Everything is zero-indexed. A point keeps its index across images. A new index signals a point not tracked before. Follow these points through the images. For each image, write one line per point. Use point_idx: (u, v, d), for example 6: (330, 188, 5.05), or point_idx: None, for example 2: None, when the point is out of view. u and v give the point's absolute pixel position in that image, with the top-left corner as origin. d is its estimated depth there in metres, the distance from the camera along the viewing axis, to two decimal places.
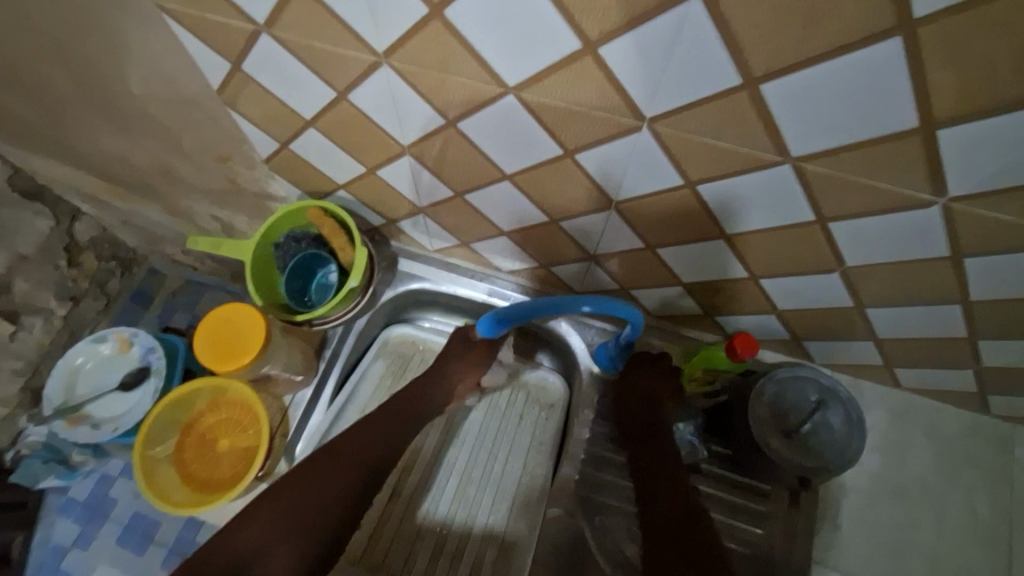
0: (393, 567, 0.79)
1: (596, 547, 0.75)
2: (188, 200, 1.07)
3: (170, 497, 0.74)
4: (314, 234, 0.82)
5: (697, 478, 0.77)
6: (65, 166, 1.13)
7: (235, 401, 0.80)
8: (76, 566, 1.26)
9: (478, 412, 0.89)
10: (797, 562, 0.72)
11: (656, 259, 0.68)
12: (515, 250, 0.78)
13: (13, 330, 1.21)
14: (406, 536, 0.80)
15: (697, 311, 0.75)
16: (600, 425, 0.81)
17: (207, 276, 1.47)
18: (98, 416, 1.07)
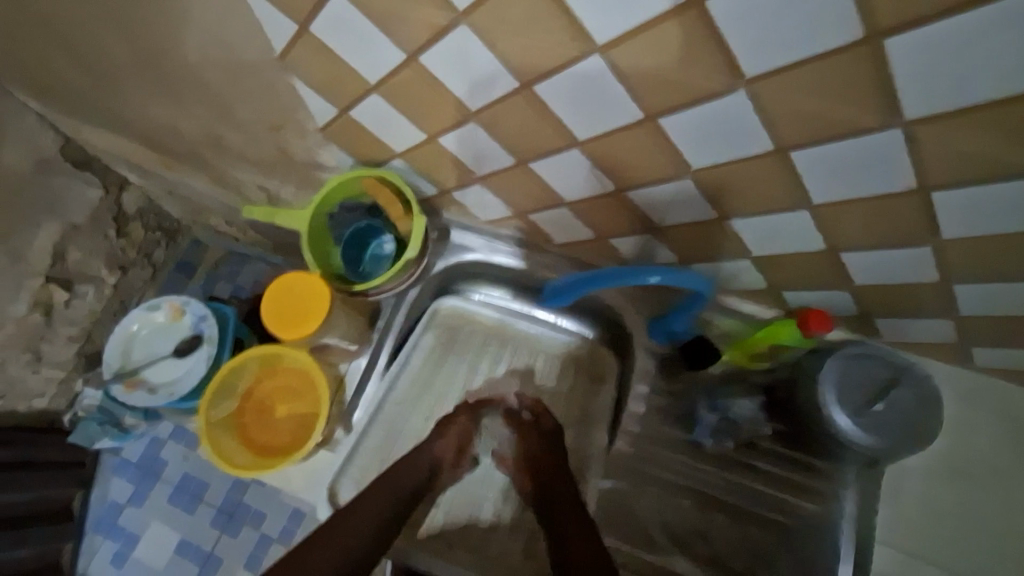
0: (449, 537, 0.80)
1: (649, 520, 0.74)
2: (236, 170, 1.06)
3: (233, 460, 0.76)
4: (367, 204, 0.83)
5: (752, 454, 0.74)
6: (114, 136, 1.13)
7: (292, 368, 0.81)
8: (132, 522, 1.33)
9: (525, 383, 0.89)
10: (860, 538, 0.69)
11: (726, 230, 0.65)
12: (574, 222, 0.76)
13: (68, 297, 1.24)
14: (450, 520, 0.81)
15: (761, 286, 0.72)
16: (654, 399, 0.79)
17: (248, 247, 1.48)
18: (154, 380, 1.10)
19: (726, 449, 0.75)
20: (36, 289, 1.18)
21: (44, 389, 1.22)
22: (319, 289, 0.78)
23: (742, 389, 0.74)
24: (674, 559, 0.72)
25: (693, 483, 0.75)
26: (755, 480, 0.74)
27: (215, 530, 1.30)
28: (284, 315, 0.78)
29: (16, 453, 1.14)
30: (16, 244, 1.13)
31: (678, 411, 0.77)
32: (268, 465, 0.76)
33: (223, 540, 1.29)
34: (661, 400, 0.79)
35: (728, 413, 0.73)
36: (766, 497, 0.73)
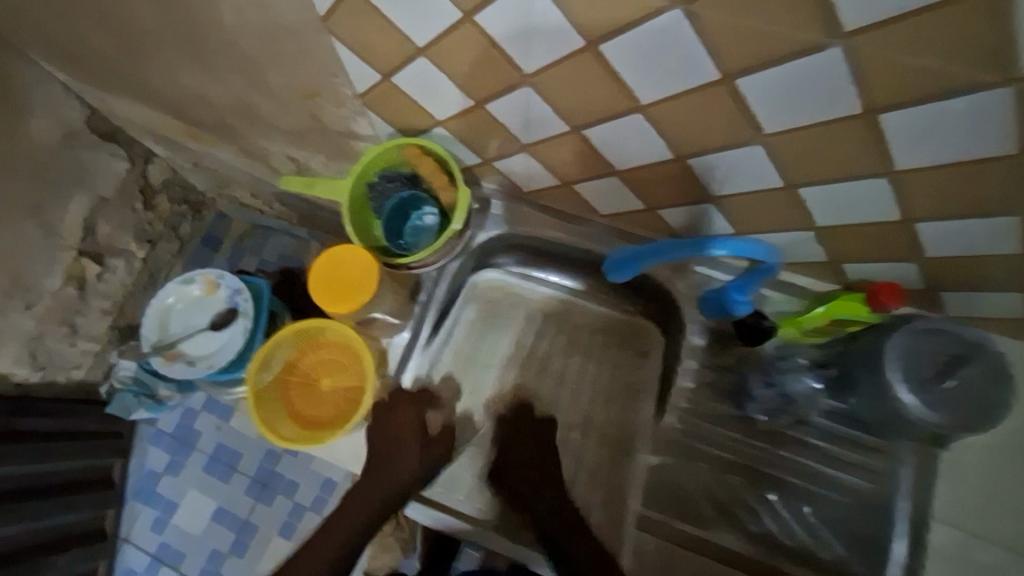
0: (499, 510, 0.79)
1: (699, 496, 0.74)
2: (266, 140, 1.04)
3: (278, 432, 0.76)
4: (407, 174, 0.81)
5: (805, 431, 0.74)
6: (141, 107, 1.12)
7: (335, 342, 0.81)
8: (170, 490, 1.36)
9: (571, 354, 0.88)
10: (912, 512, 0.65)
11: (791, 199, 0.62)
12: (625, 192, 0.73)
13: (100, 270, 1.25)
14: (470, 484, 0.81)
15: (823, 257, 0.69)
16: (704, 373, 0.78)
17: (274, 220, 1.47)
18: (192, 353, 1.10)
19: (778, 426, 0.74)
20: (70, 262, 1.18)
21: (80, 360, 1.24)
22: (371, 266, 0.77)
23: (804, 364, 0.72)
24: (723, 534, 0.71)
25: (748, 459, 0.75)
26: (807, 456, 0.73)
27: (249, 498, 1.33)
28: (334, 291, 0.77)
29: (58, 422, 1.16)
30: (49, 218, 1.13)
31: (728, 386, 0.77)
32: (314, 439, 0.76)
33: (258, 509, 1.32)
34: (711, 375, 0.78)
35: (785, 389, 0.72)
36: (820, 473, 0.72)
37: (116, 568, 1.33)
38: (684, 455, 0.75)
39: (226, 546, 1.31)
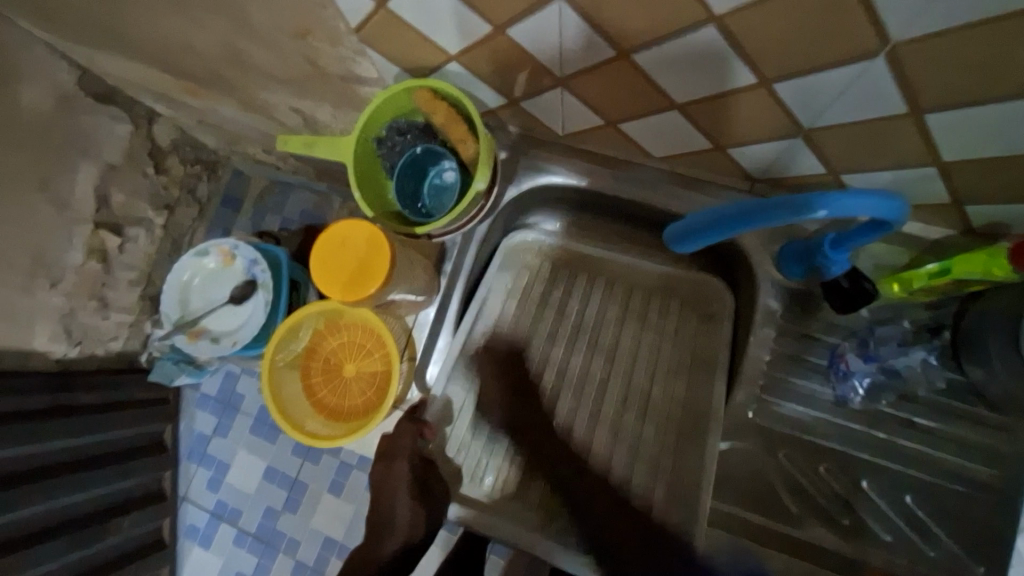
0: (552, 506, 0.69)
1: (781, 485, 0.64)
2: (265, 91, 0.92)
3: (304, 427, 0.70)
4: (421, 123, 0.69)
5: (910, 410, 0.63)
6: (130, 62, 1.00)
7: (356, 323, 0.73)
8: (221, 451, 1.31)
9: (626, 323, 0.77)
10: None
11: (913, 130, 0.47)
12: (686, 129, 0.60)
13: (120, 242, 1.19)
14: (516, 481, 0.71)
15: (945, 200, 0.54)
16: (785, 344, 0.67)
17: (291, 175, 1.35)
18: (217, 330, 1.05)
19: (879, 406, 0.64)
20: (88, 236, 1.13)
21: (117, 332, 1.21)
22: (369, 275, 0.65)
23: (916, 341, 0.61)
24: (814, 529, 0.63)
25: (839, 444, 0.64)
26: (910, 438, 0.62)
27: (297, 458, 1.28)
28: (332, 266, 0.66)
29: (99, 396, 1.13)
30: (60, 191, 1.06)
31: (813, 358, 0.66)
32: (342, 433, 0.70)
33: (306, 468, 1.27)
34: (794, 345, 0.66)
35: (887, 364, 0.61)
36: (926, 457, 0.62)
37: (177, 527, 1.29)
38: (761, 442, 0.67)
39: (280, 503, 1.27)
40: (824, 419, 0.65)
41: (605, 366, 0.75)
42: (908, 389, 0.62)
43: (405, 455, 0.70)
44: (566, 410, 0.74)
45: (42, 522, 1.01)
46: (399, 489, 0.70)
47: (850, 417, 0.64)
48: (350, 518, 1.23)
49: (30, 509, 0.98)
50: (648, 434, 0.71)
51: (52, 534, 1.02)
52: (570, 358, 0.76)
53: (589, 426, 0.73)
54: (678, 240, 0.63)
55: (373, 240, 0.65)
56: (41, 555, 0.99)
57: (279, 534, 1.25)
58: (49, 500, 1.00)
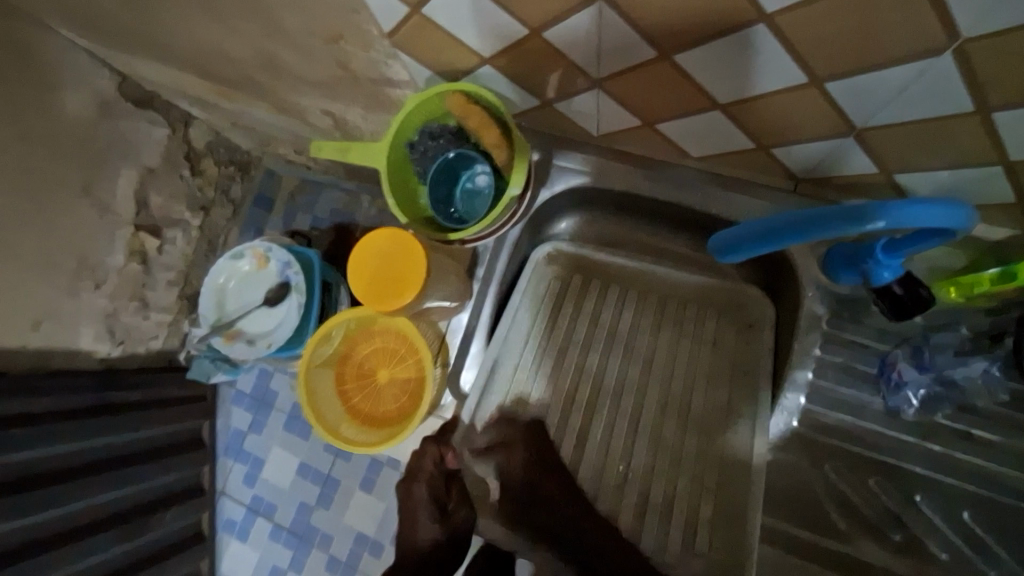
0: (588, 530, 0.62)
1: (824, 497, 0.63)
2: (297, 94, 0.92)
3: (340, 433, 0.71)
4: (453, 128, 0.68)
5: (968, 420, 0.59)
6: (166, 68, 1.03)
7: (389, 329, 0.73)
8: (257, 447, 1.34)
9: (663, 331, 0.73)
10: None
11: (980, 129, 0.44)
12: (728, 129, 0.57)
13: (159, 243, 1.22)
14: (548, 503, 0.65)
15: (1011, 200, 0.51)
16: (834, 350, 0.64)
17: (321, 175, 1.35)
18: (252, 331, 1.06)
19: (934, 417, 0.60)
20: (128, 238, 1.16)
21: (157, 331, 1.24)
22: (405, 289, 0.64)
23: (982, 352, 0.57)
24: (862, 546, 0.61)
25: (887, 455, 0.62)
26: (967, 451, 0.59)
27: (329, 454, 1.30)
28: (370, 275, 0.66)
29: (143, 394, 1.17)
30: (101, 195, 1.10)
31: (863, 366, 0.63)
32: (377, 440, 0.70)
33: (337, 464, 1.29)
34: (844, 353, 0.63)
35: (945, 374, 0.58)
36: (983, 469, 0.59)
37: (215, 520, 1.33)
38: (805, 451, 0.65)
39: (312, 499, 1.29)
40: (874, 429, 0.63)
41: (643, 375, 0.70)
42: (971, 400, 0.59)
43: (425, 476, 0.73)
44: (601, 423, 0.68)
45: (91, 515, 1.05)
46: (417, 511, 0.73)
47: (905, 427, 0.62)
48: (380, 514, 1.25)
49: (80, 503, 1.02)
50: (693, 449, 0.65)
51: (100, 525, 1.06)
52: (604, 368, 0.70)
53: (626, 440, 0.66)
54: (721, 251, 0.61)
55: (412, 251, 0.65)
56: (90, 546, 1.04)
57: (313, 529, 1.28)
58: (97, 494, 1.05)
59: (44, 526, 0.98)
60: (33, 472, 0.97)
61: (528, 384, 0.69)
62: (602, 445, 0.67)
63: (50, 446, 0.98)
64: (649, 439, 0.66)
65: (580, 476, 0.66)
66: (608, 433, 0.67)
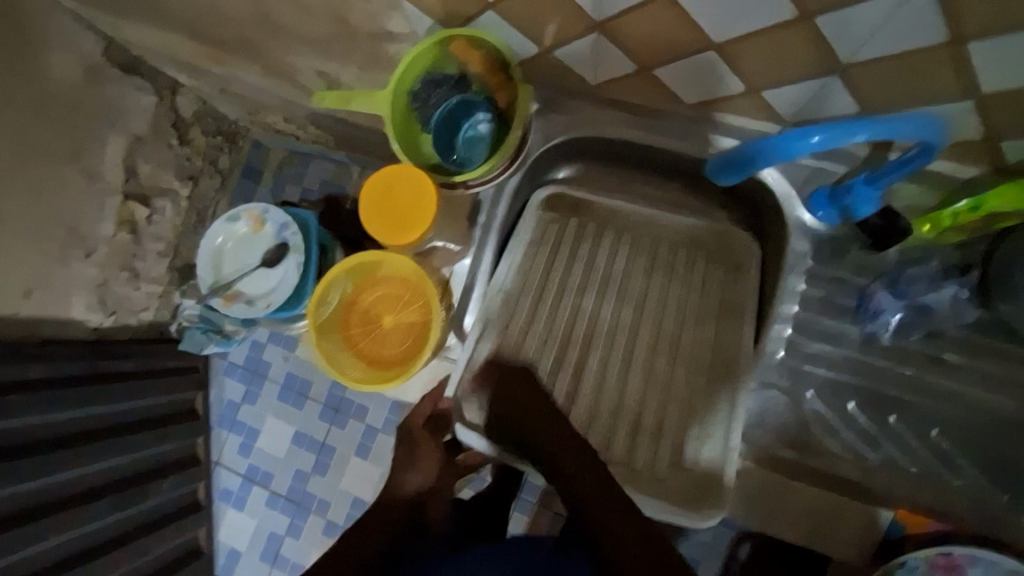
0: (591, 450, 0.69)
1: (814, 422, 0.67)
2: (291, 54, 0.90)
3: (348, 374, 0.73)
4: (455, 75, 0.70)
5: (937, 346, 0.65)
6: (156, 29, 1.01)
7: (393, 276, 0.76)
8: (250, 418, 1.36)
9: (653, 275, 0.77)
10: None
11: (953, 59, 0.48)
12: (721, 72, 0.61)
13: (148, 213, 1.21)
14: None
15: (978, 134, 0.55)
16: (816, 284, 0.69)
17: (309, 145, 1.35)
18: (251, 293, 1.07)
19: (907, 342, 0.66)
20: (117, 207, 1.14)
21: (148, 303, 1.22)
22: (409, 231, 0.68)
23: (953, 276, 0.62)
24: (839, 460, 0.66)
25: (868, 380, 0.66)
26: (939, 373, 0.65)
27: (323, 423, 1.32)
28: (378, 209, 0.68)
29: (137, 363, 1.14)
30: (90, 162, 1.08)
31: (846, 300, 0.68)
32: (382, 380, 0.73)
33: (333, 432, 1.32)
34: (823, 287, 0.68)
35: (919, 300, 0.63)
36: (947, 389, 0.64)
37: (211, 490, 1.34)
38: (793, 379, 0.68)
39: (309, 466, 1.32)
40: (853, 356, 0.67)
41: (635, 316, 0.74)
42: (942, 325, 0.64)
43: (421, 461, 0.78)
44: (597, 357, 0.73)
45: (93, 481, 1.03)
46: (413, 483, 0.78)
47: (885, 350, 0.66)
48: (377, 479, 1.28)
49: (80, 469, 1.00)
50: (683, 379, 0.70)
51: (103, 491, 1.04)
52: (598, 309, 0.75)
53: (621, 373, 0.72)
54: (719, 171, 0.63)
55: (416, 188, 0.67)
56: (94, 513, 1.02)
57: (309, 496, 1.30)
58: (98, 460, 1.03)
59: (47, 490, 0.95)
60: (36, 437, 0.95)
61: (529, 324, 0.73)
62: (596, 378, 0.71)
63: (49, 413, 0.95)
64: (641, 371, 0.71)
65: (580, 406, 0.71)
66: (603, 366, 0.72)
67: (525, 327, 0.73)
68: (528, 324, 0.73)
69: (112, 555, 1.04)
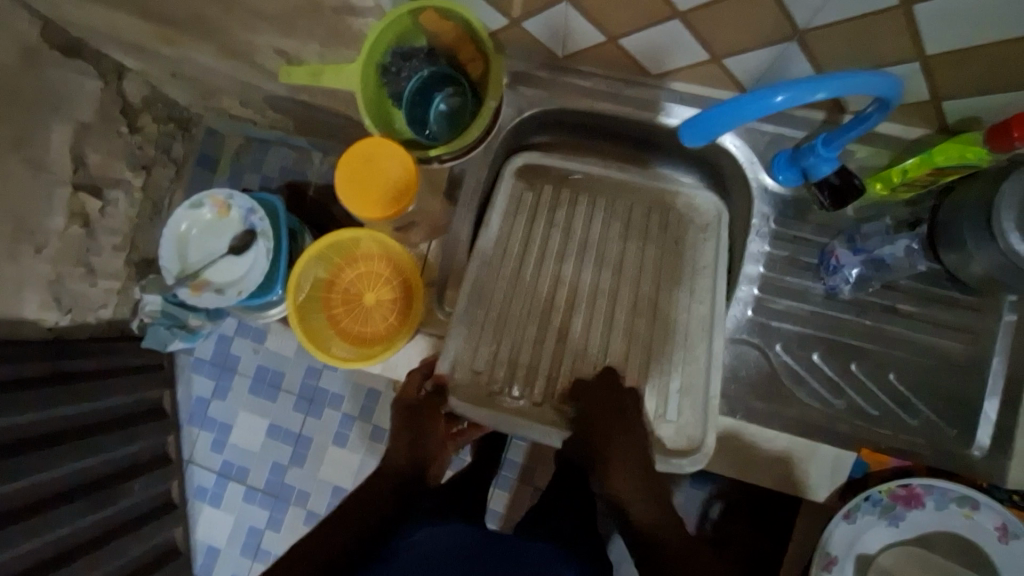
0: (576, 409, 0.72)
1: (782, 372, 0.71)
2: (249, 32, 0.87)
3: (332, 352, 0.73)
4: (426, 49, 0.71)
5: (893, 296, 0.70)
6: (101, 9, 0.94)
7: (371, 253, 0.76)
8: (221, 414, 1.33)
9: (629, 238, 0.78)
10: (983, 358, 0.67)
11: (901, 22, 0.51)
12: (688, 40, 0.62)
13: (100, 205, 1.12)
14: (540, 392, 0.72)
15: (922, 96, 0.59)
16: (778, 246, 0.72)
17: (267, 131, 1.31)
18: (220, 281, 1.04)
19: (864, 293, 0.70)
20: (68, 199, 1.05)
21: (107, 299, 1.15)
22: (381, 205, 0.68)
23: (903, 232, 0.67)
24: (806, 408, 0.70)
25: (830, 332, 0.71)
26: (894, 321, 0.70)
27: (299, 414, 1.31)
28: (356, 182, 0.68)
29: (100, 361, 1.10)
30: (33, 151, 0.99)
31: (808, 258, 0.72)
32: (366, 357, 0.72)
33: (309, 422, 1.30)
34: (784, 247, 0.72)
35: (874, 254, 0.67)
36: (897, 335, 0.69)
37: (185, 488, 1.31)
38: (761, 335, 0.72)
39: (286, 458, 1.30)
40: (817, 310, 0.71)
41: (614, 279, 0.76)
42: (898, 275, 0.68)
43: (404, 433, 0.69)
44: (579, 321, 0.75)
45: (56, 487, 1.00)
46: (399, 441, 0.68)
47: (848, 300, 0.71)
48: (357, 466, 1.28)
49: (41, 475, 0.96)
50: (662, 337, 0.73)
51: (67, 497, 1.01)
52: (580, 276, 0.76)
53: (602, 335, 0.74)
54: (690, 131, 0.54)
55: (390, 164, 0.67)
56: (59, 518, 0.98)
57: (288, 486, 1.29)
58: (58, 467, 0.99)
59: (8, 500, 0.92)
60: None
61: (511, 293, 0.75)
62: (581, 339, 0.74)
63: (3, 417, 0.91)
64: (622, 332, 0.74)
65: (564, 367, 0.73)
66: (587, 329, 0.74)
67: (507, 297, 0.75)
68: (510, 293, 0.75)
69: (83, 561, 1.02)
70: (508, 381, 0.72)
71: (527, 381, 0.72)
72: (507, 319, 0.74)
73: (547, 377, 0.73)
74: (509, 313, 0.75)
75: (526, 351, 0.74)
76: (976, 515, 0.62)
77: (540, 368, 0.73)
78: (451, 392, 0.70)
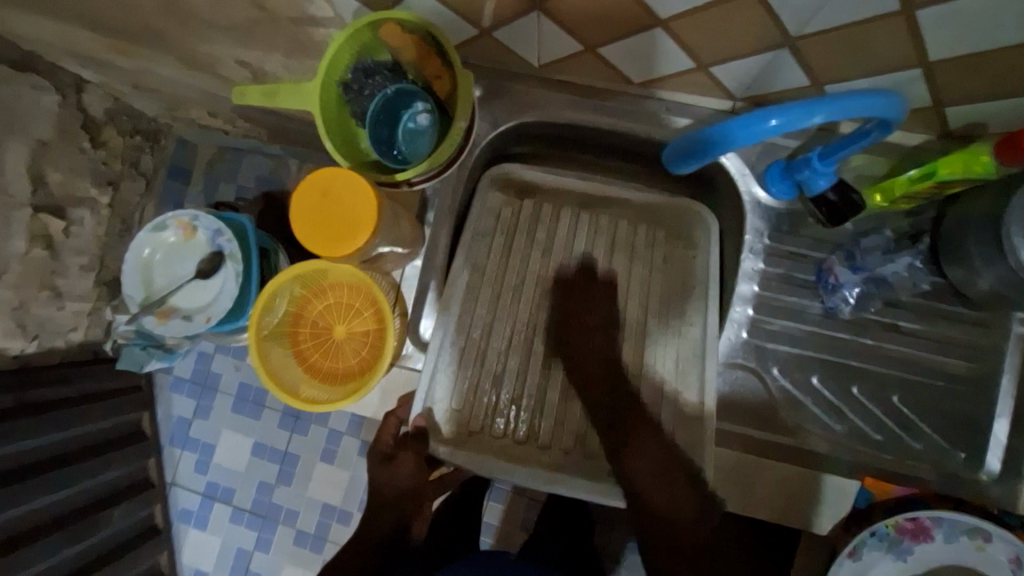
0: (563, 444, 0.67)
1: (779, 400, 0.68)
2: (205, 43, 0.79)
3: (301, 394, 0.68)
4: (389, 64, 0.66)
5: (894, 314, 0.66)
6: (48, 21, 0.86)
7: (341, 284, 0.71)
8: (204, 433, 1.25)
9: (615, 257, 0.74)
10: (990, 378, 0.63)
11: (904, 28, 0.47)
12: (672, 47, 0.57)
13: (64, 225, 1.02)
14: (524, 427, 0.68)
15: (924, 101, 0.55)
16: (774, 261, 0.68)
17: (240, 141, 1.22)
18: (187, 307, 0.99)
19: (866, 313, 0.66)
20: (28, 222, 0.96)
21: (76, 322, 1.07)
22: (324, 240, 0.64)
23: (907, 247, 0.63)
24: (808, 436, 0.66)
25: (828, 352, 0.67)
26: (895, 340, 0.66)
27: (284, 430, 1.22)
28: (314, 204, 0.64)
29: (71, 388, 1.03)
30: None
31: (804, 275, 0.68)
32: (339, 396, 0.68)
33: (295, 438, 1.22)
34: (781, 262, 0.68)
35: (876, 273, 0.64)
36: (896, 355, 0.66)
37: (170, 512, 1.23)
38: (757, 358, 0.68)
39: (274, 477, 1.22)
40: (818, 330, 0.68)
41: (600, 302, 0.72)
42: (897, 296, 0.65)
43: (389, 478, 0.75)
44: (564, 346, 0.71)
45: (28, 522, 0.94)
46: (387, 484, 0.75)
47: (848, 317, 0.67)
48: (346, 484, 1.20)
49: (11, 511, 0.91)
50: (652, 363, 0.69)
51: (40, 533, 0.95)
52: (564, 300, 0.72)
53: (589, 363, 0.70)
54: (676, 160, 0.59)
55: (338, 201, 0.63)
56: (31, 556, 0.93)
57: (277, 506, 1.21)
58: (25, 502, 0.93)
59: None
60: None
61: (494, 319, 0.71)
62: (566, 369, 0.70)
63: None
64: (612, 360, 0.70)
65: (549, 396, 0.69)
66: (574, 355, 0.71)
67: (489, 324, 0.71)
68: (491, 320, 0.71)
69: None
70: (491, 413, 0.68)
71: (510, 416, 0.68)
72: (488, 347, 0.70)
73: (531, 409, 0.69)
74: (491, 341, 0.70)
75: (509, 381, 0.69)
76: (988, 547, 0.62)
77: (522, 401, 0.69)
78: (432, 437, 0.64)
